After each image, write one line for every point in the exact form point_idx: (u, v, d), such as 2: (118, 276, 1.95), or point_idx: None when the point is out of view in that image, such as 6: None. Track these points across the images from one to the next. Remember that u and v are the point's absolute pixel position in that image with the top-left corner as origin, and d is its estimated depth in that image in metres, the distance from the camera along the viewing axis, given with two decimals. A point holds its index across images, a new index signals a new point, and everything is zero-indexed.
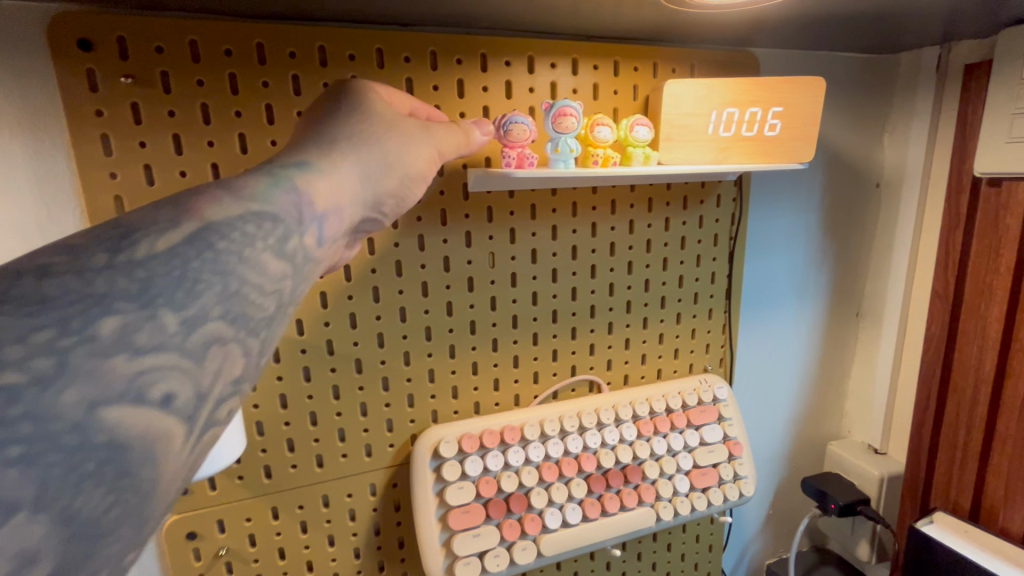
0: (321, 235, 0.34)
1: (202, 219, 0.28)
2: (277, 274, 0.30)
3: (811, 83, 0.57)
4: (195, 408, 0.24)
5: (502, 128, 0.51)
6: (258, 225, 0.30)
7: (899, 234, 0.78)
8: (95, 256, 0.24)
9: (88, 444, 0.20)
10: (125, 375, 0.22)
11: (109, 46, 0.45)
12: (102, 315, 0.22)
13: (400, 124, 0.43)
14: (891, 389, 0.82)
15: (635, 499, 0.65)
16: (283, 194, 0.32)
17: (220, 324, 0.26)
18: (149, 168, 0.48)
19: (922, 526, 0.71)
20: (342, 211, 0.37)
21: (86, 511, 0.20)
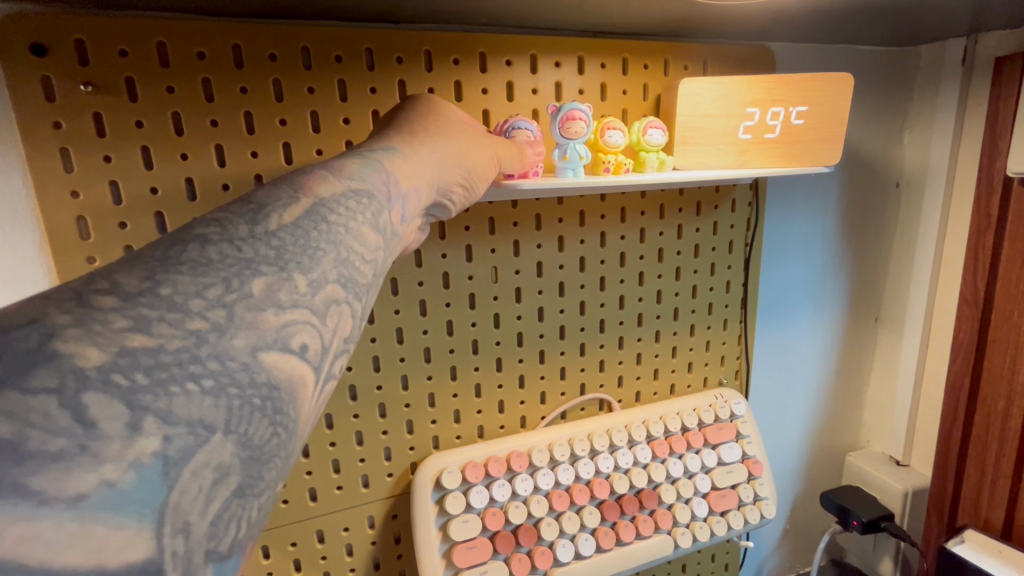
0: (403, 212, 0.37)
1: (314, 195, 0.31)
2: (373, 245, 0.33)
3: (837, 81, 0.52)
4: (320, 358, 0.27)
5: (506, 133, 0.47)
6: (356, 202, 0.33)
7: (921, 237, 0.74)
8: (238, 227, 0.27)
9: (256, 380, 0.23)
10: (275, 325, 0.25)
11: (66, 51, 0.40)
12: (252, 276, 0.25)
13: (466, 122, 0.44)
14: (913, 399, 0.78)
15: (651, 527, 0.61)
16: (374, 174, 0.35)
17: (336, 286, 0.29)
18: (116, 184, 0.44)
19: (953, 547, 0.67)
20: (420, 191, 0.39)
21: (256, 439, 0.23)
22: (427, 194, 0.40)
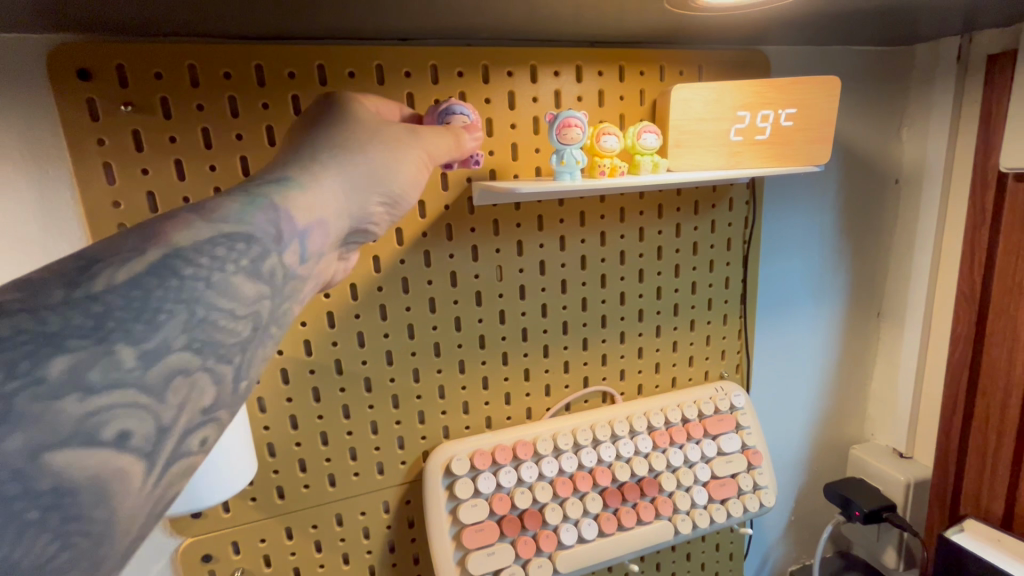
0: (302, 252, 0.34)
1: (168, 245, 0.28)
2: (251, 296, 0.30)
3: (825, 83, 0.54)
4: (154, 443, 0.24)
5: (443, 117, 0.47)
6: (228, 247, 0.29)
7: (920, 232, 0.75)
8: (52, 293, 0.24)
9: (35, 489, 0.20)
10: (75, 419, 0.22)
11: (108, 75, 0.45)
12: (52, 357, 0.22)
13: (390, 127, 0.41)
14: (915, 392, 0.79)
15: (652, 513, 0.63)
16: (259, 213, 0.32)
17: (184, 354, 0.26)
18: (152, 194, 0.48)
19: (951, 535, 0.68)
20: (326, 223, 0.36)
21: (32, 556, 0.20)
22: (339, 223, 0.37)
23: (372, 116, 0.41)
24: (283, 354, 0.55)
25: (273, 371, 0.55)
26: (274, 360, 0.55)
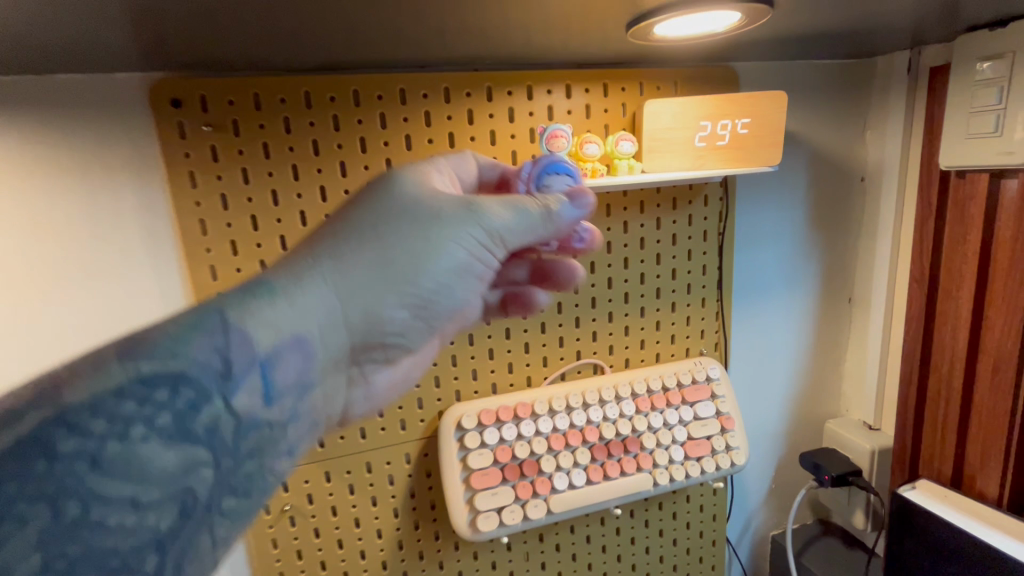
0: (257, 387, 0.38)
1: (60, 406, 0.30)
2: (162, 474, 0.32)
3: (774, 98, 0.64)
4: None
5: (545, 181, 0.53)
6: (150, 397, 0.32)
7: (882, 225, 0.84)
8: None
9: None
10: None
11: (193, 102, 0.58)
12: None
13: (393, 225, 0.44)
14: (881, 370, 0.88)
15: (633, 466, 0.74)
16: (205, 337, 0.36)
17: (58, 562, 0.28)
18: (224, 196, 0.60)
19: (903, 492, 0.77)
20: (279, 357, 0.40)
21: None
22: (305, 346, 0.41)
23: (397, 209, 0.45)
24: None
25: None
26: None
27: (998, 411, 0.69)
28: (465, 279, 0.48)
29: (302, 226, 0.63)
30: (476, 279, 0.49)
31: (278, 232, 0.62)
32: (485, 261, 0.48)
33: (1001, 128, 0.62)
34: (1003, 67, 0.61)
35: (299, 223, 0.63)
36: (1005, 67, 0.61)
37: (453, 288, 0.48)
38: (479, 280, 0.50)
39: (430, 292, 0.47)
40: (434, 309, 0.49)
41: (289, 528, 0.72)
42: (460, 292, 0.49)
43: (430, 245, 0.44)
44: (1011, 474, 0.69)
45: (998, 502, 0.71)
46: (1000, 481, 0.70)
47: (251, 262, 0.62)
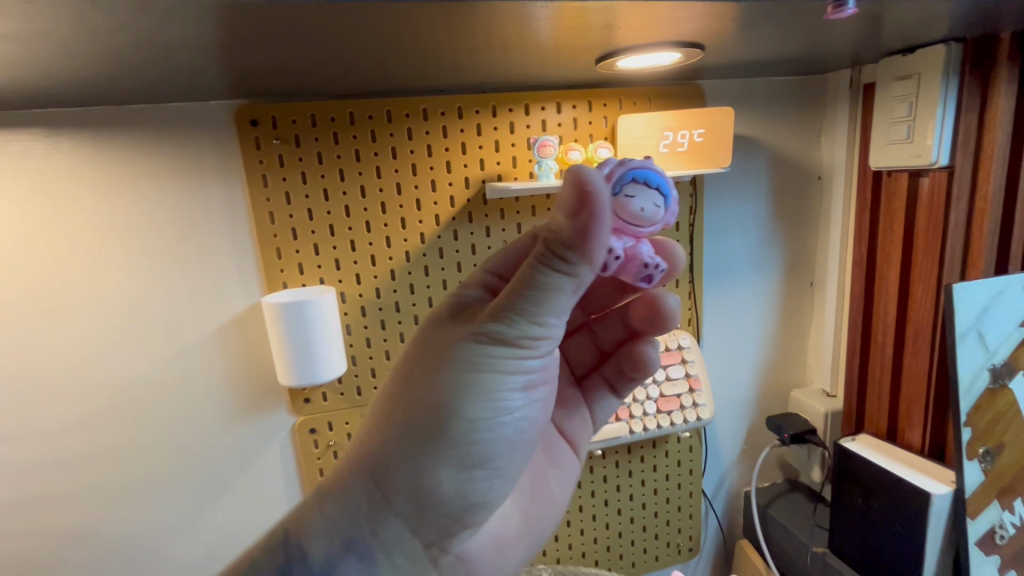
0: None
1: None
2: None
3: (724, 112, 0.79)
4: None
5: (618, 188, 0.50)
6: None
7: (834, 217, 0.97)
8: None
9: None
10: None
11: (267, 122, 0.75)
12: None
13: (411, 395, 0.50)
14: (835, 343, 1.01)
15: (613, 416, 0.89)
16: (272, 555, 0.49)
17: None
18: (288, 193, 0.77)
19: (844, 443, 0.90)
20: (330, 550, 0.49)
21: None
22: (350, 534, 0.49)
23: (412, 375, 0.51)
24: (363, 296, 0.83)
25: (356, 307, 0.83)
26: (357, 301, 0.83)
27: (920, 373, 0.82)
28: (500, 401, 0.49)
29: (347, 217, 0.80)
30: (516, 393, 0.50)
31: (328, 221, 0.79)
32: (515, 373, 0.49)
33: (912, 135, 0.77)
34: (911, 85, 0.76)
35: (344, 214, 0.80)
36: (914, 86, 0.75)
37: (489, 416, 0.49)
38: (522, 390, 0.51)
39: (471, 434, 0.49)
40: (488, 443, 0.50)
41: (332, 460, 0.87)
42: (506, 416, 0.50)
43: (445, 392, 0.48)
44: (930, 423, 0.83)
45: (920, 450, 0.84)
46: (921, 431, 0.84)
47: (308, 244, 0.79)
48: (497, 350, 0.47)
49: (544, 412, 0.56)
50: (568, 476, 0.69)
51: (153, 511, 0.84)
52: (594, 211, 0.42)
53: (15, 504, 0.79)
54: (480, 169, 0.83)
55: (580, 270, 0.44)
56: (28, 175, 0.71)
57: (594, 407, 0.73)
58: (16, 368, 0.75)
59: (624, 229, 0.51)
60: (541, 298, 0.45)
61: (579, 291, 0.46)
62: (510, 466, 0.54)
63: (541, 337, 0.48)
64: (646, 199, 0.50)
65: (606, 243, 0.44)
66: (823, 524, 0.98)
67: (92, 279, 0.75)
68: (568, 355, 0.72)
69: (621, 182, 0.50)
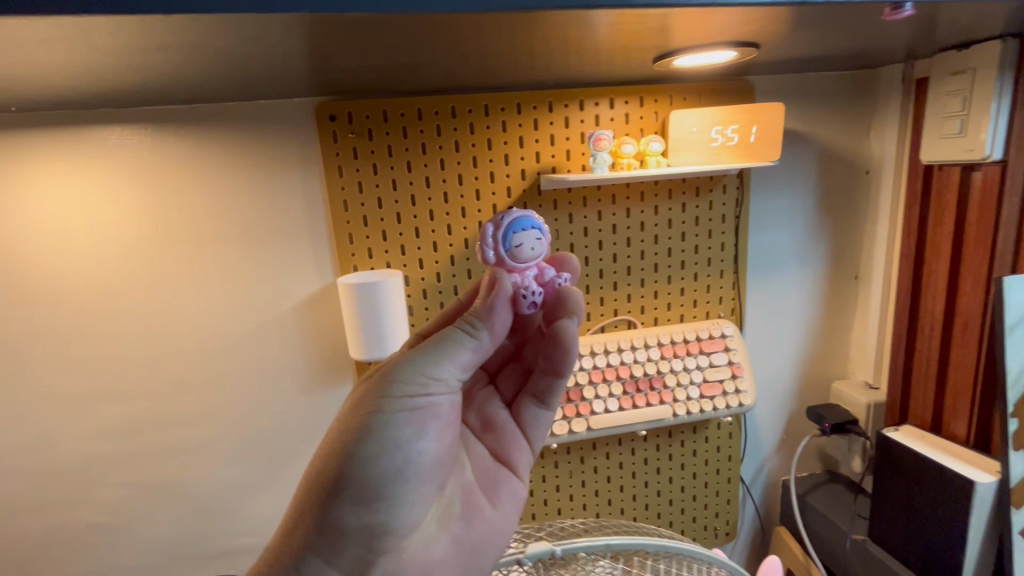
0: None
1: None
2: None
3: (776, 108, 0.81)
4: None
5: (509, 243, 0.60)
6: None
7: (881, 210, 0.98)
8: None
9: None
10: None
11: (343, 117, 0.82)
12: None
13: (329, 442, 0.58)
14: (879, 336, 1.02)
15: (658, 399, 0.94)
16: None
17: None
18: (360, 182, 0.84)
19: (888, 432, 0.92)
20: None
21: None
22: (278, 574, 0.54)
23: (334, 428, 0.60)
24: (424, 280, 0.89)
25: (418, 290, 0.89)
26: (419, 284, 0.89)
27: (967, 365, 0.84)
28: (389, 436, 0.56)
29: (412, 206, 0.86)
30: (406, 427, 0.57)
31: (395, 209, 0.86)
32: (401, 409, 0.57)
33: (965, 130, 0.78)
34: (966, 80, 0.77)
35: (410, 203, 0.86)
36: (969, 81, 0.77)
37: (380, 449, 0.56)
38: (417, 427, 0.58)
39: (364, 468, 0.55)
40: (381, 476, 0.56)
41: None
42: (396, 450, 0.57)
43: (346, 430, 0.56)
44: (977, 416, 0.83)
45: (965, 441, 0.85)
46: (967, 422, 0.85)
47: (376, 231, 0.86)
48: (383, 391, 0.56)
49: (444, 446, 0.62)
50: (509, 503, 0.69)
51: (233, 472, 0.93)
52: (498, 303, 0.60)
53: (119, 458, 0.89)
54: (536, 162, 0.88)
55: (479, 331, 0.59)
56: (137, 166, 0.80)
57: (528, 427, 0.74)
58: (125, 337, 0.85)
59: (526, 268, 0.63)
60: (440, 349, 0.58)
61: (478, 350, 0.59)
62: (409, 494, 0.58)
63: (424, 376, 0.57)
64: (530, 239, 0.61)
65: (508, 320, 0.61)
66: (863, 513, 1.00)
67: (190, 259, 0.84)
68: (502, 385, 0.76)
69: (507, 236, 0.61)
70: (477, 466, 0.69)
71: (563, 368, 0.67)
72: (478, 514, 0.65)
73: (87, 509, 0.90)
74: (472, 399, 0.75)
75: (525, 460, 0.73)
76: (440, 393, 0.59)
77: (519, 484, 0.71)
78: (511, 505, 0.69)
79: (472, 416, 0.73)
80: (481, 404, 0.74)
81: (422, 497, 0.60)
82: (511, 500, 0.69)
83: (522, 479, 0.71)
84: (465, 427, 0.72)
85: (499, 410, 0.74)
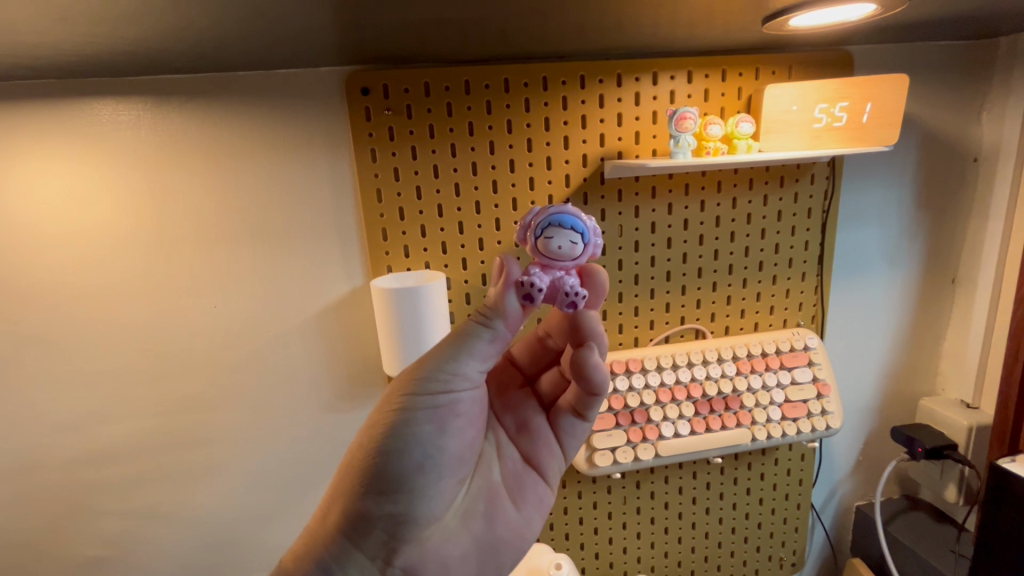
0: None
1: None
2: None
3: (896, 83, 0.68)
4: None
5: (541, 226, 0.48)
6: None
7: (995, 205, 0.86)
8: None
9: None
10: None
11: (378, 90, 0.69)
12: None
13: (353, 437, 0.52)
14: (984, 349, 0.89)
15: (734, 421, 0.82)
16: None
17: None
18: (397, 169, 0.72)
19: (1003, 464, 0.78)
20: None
21: None
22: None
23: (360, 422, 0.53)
24: (468, 283, 0.77)
25: (460, 294, 0.77)
26: (462, 287, 0.77)
27: None
28: (409, 431, 0.49)
29: (455, 196, 0.74)
30: (423, 421, 0.49)
31: (437, 200, 0.73)
32: (417, 400, 0.49)
33: None
34: None
35: (454, 193, 0.73)
36: None
37: (398, 446, 0.48)
38: (442, 425, 0.50)
39: (377, 464, 0.48)
40: (397, 474, 0.48)
41: None
42: (413, 446, 0.49)
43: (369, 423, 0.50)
44: None
45: None
46: None
47: (414, 226, 0.74)
48: (403, 380, 0.49)
49: (467, 442, 0.53)
50: (537, 511, 0.58)
51: (247, 499, 0.81)
52: (505, 288, 0.47)
53: (119, 484, 0.78)
54: (600, 146, 0.75)
55: (494, 323, 0.48)
56: (136, 147, 0.68)
57: (565, 438, 0.60)
58: (125, 347, 0.73)
59: (549, 266, 0.49)
60: (461, 341, 0.49)
61: (502, 344, 0.49)
62: (430, 496, 0.50)
63: (442, 365, 0.49)
64: (564, 237, 0.47)
65: (518, 317, 0.48)
66: (963, 552, 0.88)
67: (199, 256, 0.72)
68: (539, 387, 0.62)
69: (541, 225, 0.48)
70: (504, 470, 0.57)
71: (601, 387, 0.52)
72: (505, 523, 0.55)
73: (83, 539, 0.79)
74: (505, 396, 0.61)
75: (558, 467, 0.60)
76: (463, 385, 0.50)
77: (548, 491, 0.59)
78: (536, 512, 0.58)
79: (503, 416, 0.60)
80: (515, 402, 0.61)
81: (445, 499, 0.52)
82: (538, 508, 0.58)
83: (552, 486, 0.60)
84: (495, 427, 0.59)
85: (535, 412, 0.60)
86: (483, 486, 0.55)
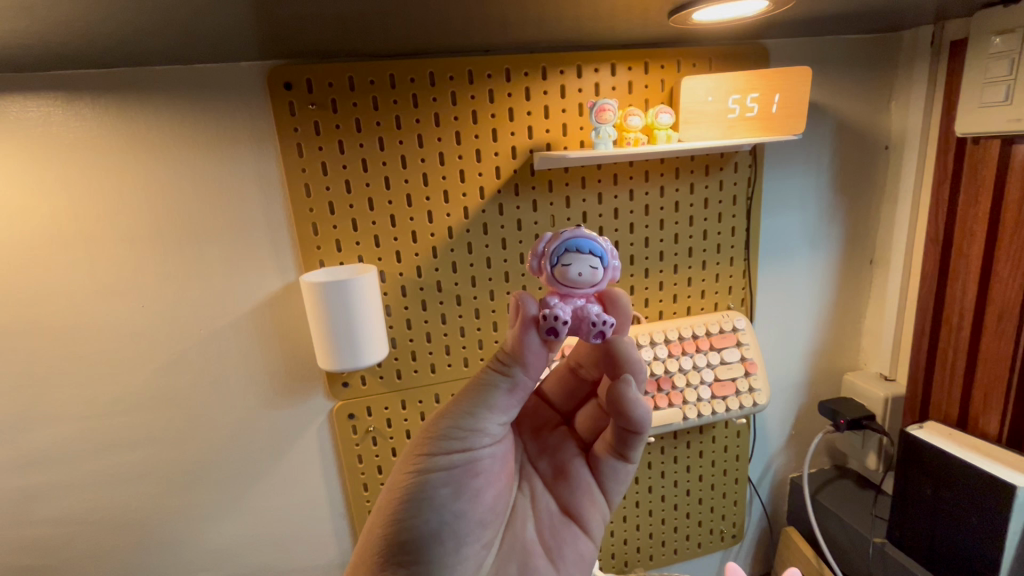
0: None
1: None
2: None
3: (800, 75, 0.72)
4: None
5: (558, 252, 0.54)
6: None
7: (903, 189, 0.91)
8: None
9: None
10: None
11: (301, 85, 0.69)
12: None
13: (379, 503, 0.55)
14: (898, 325, 0.95)
15: (666, 402, 0.86)
16: None
17: None
18: (324, 163, 0.72)
19: (910, 431, 0.85)
20: None
21: None
22: None
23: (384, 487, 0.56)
24: (403, 275, 0.78)
25: (395, 286, 0.78)
26: (397, 280, 0.78)
27: (1002, 357, 0.77)
28: (430, 488, 0.53)
29: (386, 190, 0.74)
30: (444, 480, 0.54)
31: (367, 193, 0.74)
32: (438, 460, 0.53)
33: (1011, 96, 0.71)
34: (1014, 40, 0.70)
35: (384, 186, 0.74)
36: (1018, 40, 0.70)
37: (419, 505, 0.52)
38: (461, 482, 0.55)
39: (403, 529, 0.51)
40: (423, 540, 0.52)
41: (371, 446, 0.83)
42: (436, 507, 0.53)
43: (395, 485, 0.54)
44: (1012, 410, 0.77)
45: (997, 438, 0.79)
46: (1000, 418, 0.78)
47: (345, 220, 0.74)
48: (423, 443, 0.54)
49: (486, 500, 0.57)
50: (576, 567, 0.62)
51: (182, 499, 0.80)
52: (527, 329, 0.52)
53: (43, 489, 0.76)
54: (528, 138, 0.77)
55: (512, 368, 0.53)
56: (44, 142, 0.66)
57: (606, 479, 0.65)
58: (44, 351, 0.72)
59: (575, 295, 0.55)
60: (479, 396, 0.54)
61: (517, 393, 0.55)
62: (453, 556, 0.53)
63: (462, 425, 0.54)
64: (583, 263, 0.53)
65: (542, 351, 0.53)
66: (881, 513, 0.94)
67: (119, 256, 0.71)
68: (577, 427, 0.68)
69: (558, 253, 0.54)
70: (542, 521, 0.63)
71: (642, 422, 0.56)
72: None
73: (9, 548, 0.77)
74: (541, 442, 0.68)
75: (599, 516, 0.65)
76: (480, 443, 0.56)
77: (588, 543, 0.64)
78: (576, 566, 0.63)
79: (541, 462, 0.67)
80: (552, 448, 0.67)
81: (468, 560, 0.55)
82: (576, 565, 0.63)
83: (592, 538, 0.64)
84: (533, 474, 0.66)
85: (571, 456, 0.66)
86: (516, 543, 0.61)
